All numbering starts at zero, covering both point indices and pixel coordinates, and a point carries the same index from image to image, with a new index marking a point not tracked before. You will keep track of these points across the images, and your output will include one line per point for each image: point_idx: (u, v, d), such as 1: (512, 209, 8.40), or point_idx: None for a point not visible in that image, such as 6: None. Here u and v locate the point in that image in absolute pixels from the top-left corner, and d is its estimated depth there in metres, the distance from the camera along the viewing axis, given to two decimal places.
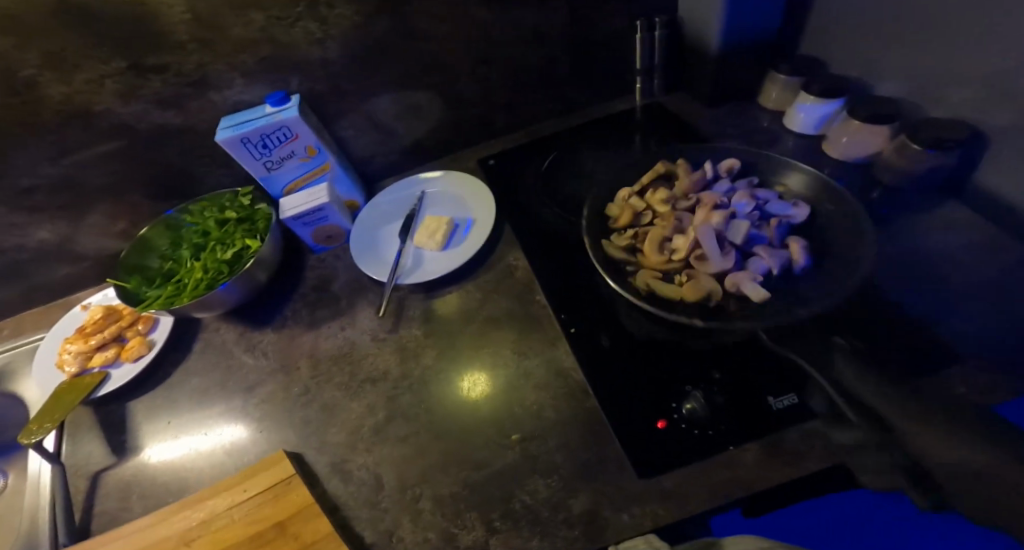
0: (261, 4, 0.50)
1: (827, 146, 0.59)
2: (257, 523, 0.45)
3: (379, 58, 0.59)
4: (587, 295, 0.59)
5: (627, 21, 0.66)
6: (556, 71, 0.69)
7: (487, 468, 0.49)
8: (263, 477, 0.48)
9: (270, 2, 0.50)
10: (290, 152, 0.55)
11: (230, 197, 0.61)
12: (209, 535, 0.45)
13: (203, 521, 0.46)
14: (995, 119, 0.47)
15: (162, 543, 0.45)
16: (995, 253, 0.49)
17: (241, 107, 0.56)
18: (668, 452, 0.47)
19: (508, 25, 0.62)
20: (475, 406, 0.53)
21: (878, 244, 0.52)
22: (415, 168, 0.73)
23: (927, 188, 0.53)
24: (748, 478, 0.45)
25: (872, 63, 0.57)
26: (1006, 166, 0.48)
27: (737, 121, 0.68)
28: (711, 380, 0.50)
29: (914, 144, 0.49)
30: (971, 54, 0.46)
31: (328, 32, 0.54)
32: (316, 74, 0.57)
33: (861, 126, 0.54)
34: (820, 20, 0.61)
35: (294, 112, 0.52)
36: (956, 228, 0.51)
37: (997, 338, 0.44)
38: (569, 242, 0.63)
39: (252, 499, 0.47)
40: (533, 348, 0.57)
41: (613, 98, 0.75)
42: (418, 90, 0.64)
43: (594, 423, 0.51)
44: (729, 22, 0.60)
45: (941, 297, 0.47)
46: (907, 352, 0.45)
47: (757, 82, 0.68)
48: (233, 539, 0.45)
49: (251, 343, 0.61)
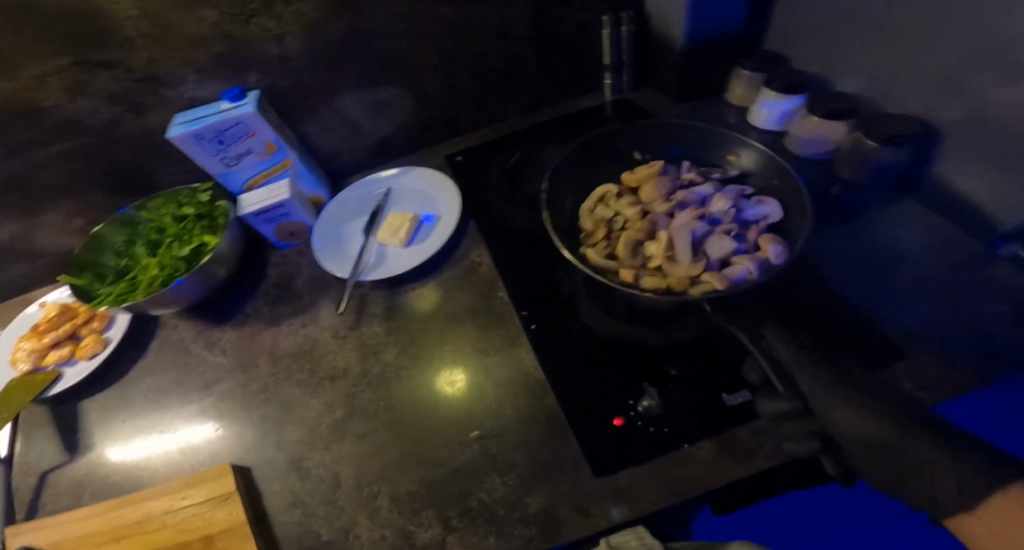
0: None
1: (788, 143, 0.59)
2: (187, 531, 0.44)
3: (337, 55, 0.58)
4: (547, 290, 0.59)
5: (592, 17, 0.66)
6: (522, 67, 0.68)
7: (444, 466, 0.49)
8: (203, 488, 0.47)
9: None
10: (247, 148, 0.54)
11: (189, 193, 0.60)
12: (139, 535, 0.45)
13: (140, 521, 0.46)
14: (948, 115, 0.46)
15: (97, 536, 0.45)
16: (950, 249, 0.49)
17: (198, 103, 0.56)
18: (625, 450, 0.47)
19: (470, 21, 0.61)
20: (433, 404, 0.53)
21: (833, 239, 0.52)
22: (379, 166, 0.73)
23: (882, 185, 0.53)
24: (702, 477, 0.44)
25: (834, 59, 0.57)
26: (956, 164, 0.48)
27: (704, 117, 0.67)
28: (667, 378, 0.50)
29: (868, 140, 0.49)
30: (927, 50, 0.46)
31: (285, 28, 0.54)
32: (273, 70, 0.57)
33: (818, 123, 0.53)
34: (784, 16, 0.61)
35: (249, 107, 0.51)
36: (912, 224, 0.51)
37: (949, 334, 0.43)
38: (532, 239, 0.63)
39: (189, 509, 0.45)
40: (492, 345, 0.57)
41: (581, 94, 0.75)
42: (380, 86, 0.63)
43: (552, 421, 0.50)
44: (693, 19, 0.59)
45: (895, 293, 0.47)
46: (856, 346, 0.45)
47: (723, 78, 0.68)
48: (161, 543, 0.44)
49: (210, 341, 0.60)
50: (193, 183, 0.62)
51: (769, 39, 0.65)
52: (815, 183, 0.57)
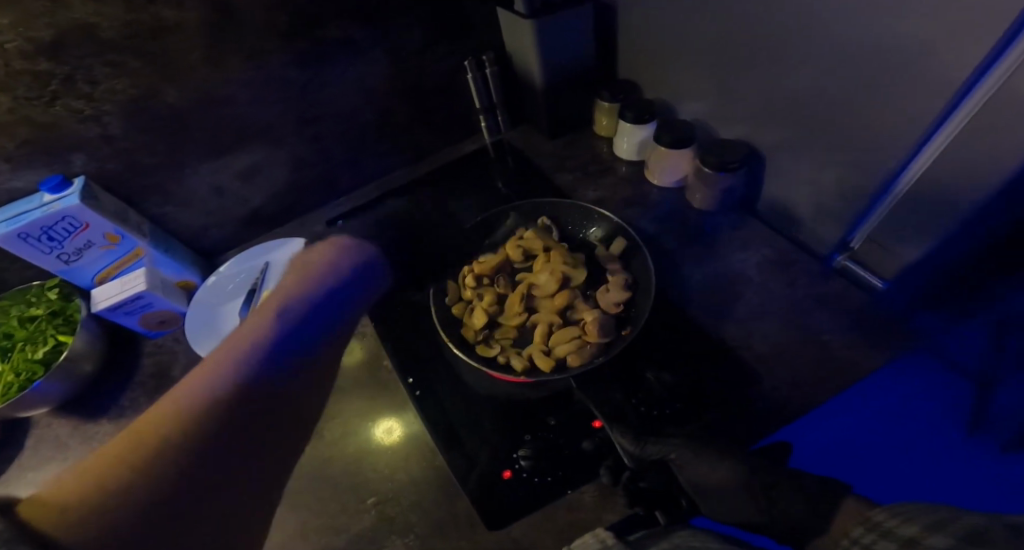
0: (1, 86, 0.46)
1: (648, 174, 0.67)
2: None
3: (181, 128, 0.57)
4: (429, 353, 0.58)
5: (455, 61, 0.68)
6: (394, 119, 0.70)
7: (345, 534, 0.47)
8: None
9: (10, 83, 0.46)
10: (85, 242, 0.54)
11: (37, 290, 0.59)
12: None
13: None
14: (765, 136, 0.55)
15: None
16: (790, 268, 0.56)
17: (17, 195, 0.53)
18: (511, 505, 0.45)
19: (319, 79, 0.61)
20: (336, 468, 0.52)
21: (695, 266, 0.59)
22: (256, 238, 0.73)
23: (726, 207, 0.61)
24: (586, 522, 0.44)
25: (675, 88, 0.63)
26: (780, 177, 0.57)
27: (575, 150, 0.73)
28: (546, 428, 0.50)
29: (708, 167, 0.56)
30: (762, 67, 0.50)
31: (100, 108, 0.51)
32: (103, 151, 0.54)
33: (668, 152, 0.60)
34: (624, 44, 0.67)
35: (74, 199, 0.51)
36: (759, 245, 0.59)
37: (788, 344, 0.51)
38: (413, 298, 0.63)
39: None
40: (378, 415, 0.55)
41: (462, 138, 0.78)
42: (239, 154, 0.63)
43: (443, 481, 0.49)
44: (546, 59, 0.64)
45: (739, 319, 0.53)
46: (706, 353, 0.51)
47: (588, 109, 0.73)
48: None
49: (86, 437, 0.57)
50: (38, 282, 0.61)
51: (622, 69, 0.71)
52: (677, 209, 0.64)
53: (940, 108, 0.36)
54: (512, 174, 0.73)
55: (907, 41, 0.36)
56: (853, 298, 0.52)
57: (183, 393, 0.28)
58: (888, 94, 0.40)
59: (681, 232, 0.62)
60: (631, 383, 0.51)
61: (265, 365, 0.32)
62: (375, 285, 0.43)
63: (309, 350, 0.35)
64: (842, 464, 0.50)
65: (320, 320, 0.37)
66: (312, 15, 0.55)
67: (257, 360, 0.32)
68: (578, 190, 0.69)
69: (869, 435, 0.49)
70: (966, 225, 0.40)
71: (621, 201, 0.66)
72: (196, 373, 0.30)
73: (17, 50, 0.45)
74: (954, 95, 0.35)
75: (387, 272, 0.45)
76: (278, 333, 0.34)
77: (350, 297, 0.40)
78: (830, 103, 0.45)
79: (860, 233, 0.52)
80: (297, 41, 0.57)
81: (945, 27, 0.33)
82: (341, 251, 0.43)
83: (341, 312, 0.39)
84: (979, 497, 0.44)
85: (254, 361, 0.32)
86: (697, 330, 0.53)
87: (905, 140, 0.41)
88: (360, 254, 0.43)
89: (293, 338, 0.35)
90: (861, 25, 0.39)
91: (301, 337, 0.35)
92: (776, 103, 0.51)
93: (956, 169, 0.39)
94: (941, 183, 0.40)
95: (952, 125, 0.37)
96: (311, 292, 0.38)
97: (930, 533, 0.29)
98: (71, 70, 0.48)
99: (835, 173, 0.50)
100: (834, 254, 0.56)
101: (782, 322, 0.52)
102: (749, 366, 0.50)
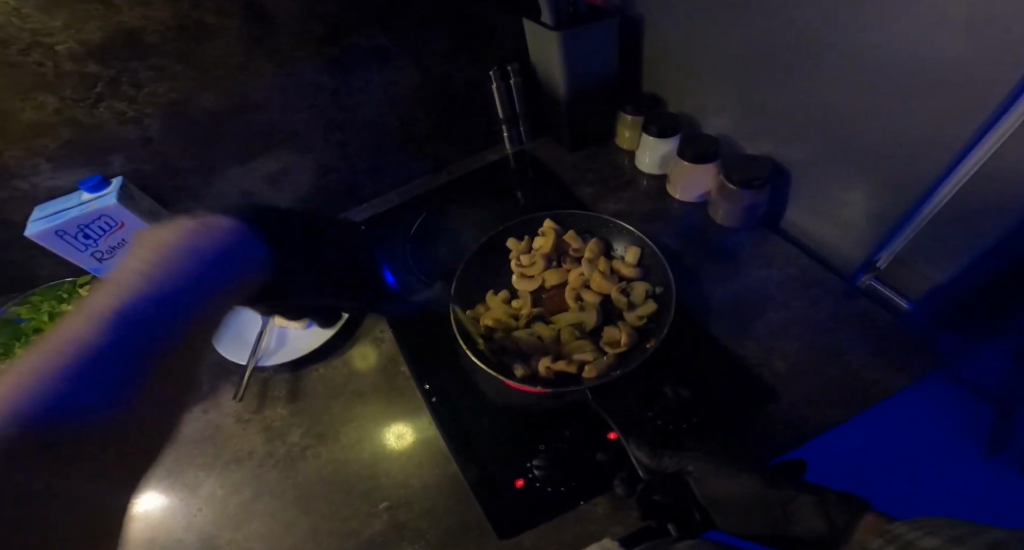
0: (50, 87, 0.48)
1: (669, 189, 0.67)
2: None
3: (215, 133, 0.59)
4: (448, 360, 0.59)
5: (480, 74, 0.70)
6: (419, 129, 0.72)
7: (357, 538, 0.47)
8: None
9: (59, 84, 0.49)
10: (119, 240, 0.56)
11: (69, 287, 0.61)
12: None
13: None
14: (790, 152, 0.56)
15: None
16: (809, 286, 0.56)
17: (57, 193, 0.55)
18: (521, 514, 0.45)
19: (350, 89, 0.63)
20: (354, 469, 0.52)
21: (714, 281, 0.59)
22: None
23: (749, 223, 0.62)
24: (598, 534, 0.44)
25: (700, 102, 0.64)
26: (804, 194, 0.57)
27: (595, 164, 0.74)
28: (560, 437, 0.50)
29: (731, 182, 0.56)
30: (785, 82, 0.51)
31: (141, 111, 0.53)
32: (141, 153, 0.56)
33: (690, 166, 0.61)
34: (650, 59, 0.69)
35: (111, 198, 0.53)
36: (778, 262, 0.59)
37: (809, 361, 0.50)
38: (433, 305, 0.64)
39: None
40: (395, 419, 0.56)
41: (484, 149, 0.80)
42: (269, 160, 0.65)
43: (456, 488, 0.49)
44: (570, 72, 0.65)
45: (758, 335, 0.53)
46: (726, 364, 0.51)
47: (609, 125, 0.74)
48: None
49: None
50: (71, 279, 0.63)
51: (646, 83, 0.72)
52: (696, 224, 0.65)
53: (977, 126, 0.36)
54: (532, 186, 0.74)
55: (935, 61, 0.37)
56: (875, 317, 0.52)
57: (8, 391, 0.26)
58: (919, 114, 0.40)
59: (701, 247, 0.62)
60: (648, 395, 0.51)
61: (65, 384, 0.27)
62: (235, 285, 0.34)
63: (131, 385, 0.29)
64: (864, 470, 0.46)
65: (160, 325, 0.31)
66: (345, 25, 0.57)
67: (68, 365, 0.28)
68: (597, 203, 0.70)
69: (882, 446, 0.46)
70: (996, 248, 0.40)
71: (640, 216, 0.67)
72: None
73: (69, 51, 0.47)
74: (986, 119, 0.35)
75: (244, 246, 0.35)
76: (96, 335, 0.29)
77: (203, 299, 0.32)
78: (861, 120, 0.46)
79: (888, 253, 0.51)
80: (331, 50, 0.59)
81: (981, 46, 0.33)
82: (201, 231, 0.34)
83: (196, 320, 0.32)
84: (993, 496, 0.43)
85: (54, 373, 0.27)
86: (715, 343, 0.53)
87: (934, 161, 0.41)
88: (216, 232, 0.34)
89: (102, 353, 0.29)
90: (891, 46, 0.39)
91: (117, 365, 0.29)
92: (803, 120, 0.51)
93: (989, 189, 0.38)
94: (968, 207, 0.41)
95: (983, 147, 0.37)
96: (113, 297, 0.30)
97: (953, 546, 0.29)
98: (116, 73, 0.50)
99: (861, 192, 0.50)
100: (860, 273, 0.55)
101: (802, 339, 0.52)
102: (769, 381, 0.50)
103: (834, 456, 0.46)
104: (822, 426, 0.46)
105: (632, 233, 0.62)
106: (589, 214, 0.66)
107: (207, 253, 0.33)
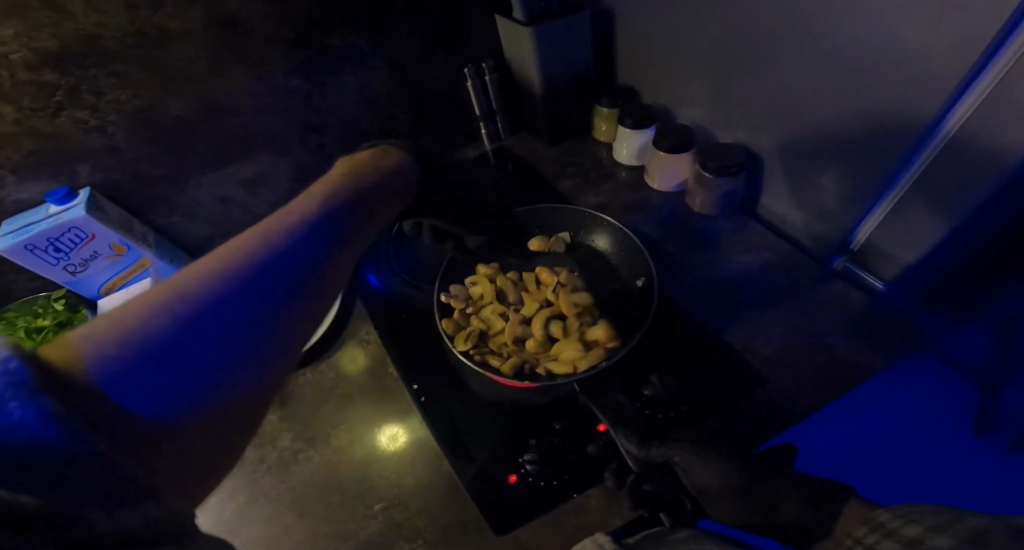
0: (6, 97, 0.46)
1: (648, 179, 0.67)
2: None
3: (185, 139, 0.57)
4: (437, 360, 0.58)
5: (455, 69, 0.68)
6: (396, 127, 0.70)
7: (353, 539, 0.47)
8: None
9: (17, 94, 0.47)
10: (92, 252, 0.55)
11: (45, 301, 0.59)
12: None
13: None
14: (764, 141, 0.55)
15: None
16: (790, 271, 0.57)
17: (24, 206, 0.53)
18: (517, 510, 0.45)
19: (323, 91, 0.61)
20: (350, 467, 0.53)
21: (697, 270, 0.59)
22: None
23: (729, 210, 0.62)
24: (592, 525, 0.44)
25: (674, 94, 0.64)
26: (777, 182, 0.57)
27: (575, 156, 0.73)
28: (551, 432, 0.50)
29: (707, 171, 0.56)
30: (754, 71, 0.51)
31: (104, 119, 0.52)
32: (109, 161, 0.55)
33: (667, 157, 0.60)
34: (622, 49, 0.68)
35: (80, 210, 0.51)
36: (760, 248, 0.59)
37: (791, 345, 0.51)
38: (419, 307, 0.64)
39: None
40: (385, 422, 0.56)
41: (462, 146, 0.79)
42: (244, 165, 0.63)
43: (451, 486, 0.49)
44: (546, 66, 0.64)
45: (741, 323, 0.54)
46: (697, 358, 0.52)
47: (587, 116, 0.74)
48: None
49: None
50: (45, 293, 0.61)
51: (621, 75, 0.71)
52: (677, 213, 0.65)
53: (939, 106, 0.37)
54: (513, 180, 0.73)
55: (894, 45, 0.37)
56: (855, 302, 0.52)
57: (108, 319, 0.24)
58: (887, 94, 0.40)
59: (684, 236, 0.62)
60: (633, 387, 0.51)
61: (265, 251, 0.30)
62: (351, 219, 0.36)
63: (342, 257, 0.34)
64: (845, 465, 0.48)
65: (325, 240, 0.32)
66: (313, 27, 0.56)
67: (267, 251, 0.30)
68: (578, 196, 0.69)
69: (872, 438, 0.48)
70: (964, 227, 0.41)
71: (623, 208, 0.66)
72: (148, 295, 0.25)
73: (23, 60, 0.45)
74: (945, 101, 0.36)
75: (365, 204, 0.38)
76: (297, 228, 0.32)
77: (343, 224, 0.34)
78: (828, 105, 0.46)
79: (861, 234, 0.52)
80: (299, 51, 0.57)
81: (938, 30, 0.34)
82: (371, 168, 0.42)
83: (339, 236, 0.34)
84: (992, 496, 0.44)
85: (293, 233, 0.31)
86: (696, 334, 0.54)
87: (898, 145, 0.42)
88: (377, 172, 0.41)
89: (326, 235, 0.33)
90: (848, 29, 0.40)
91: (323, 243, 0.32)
92: (774, 105, 0.51)
93: (949, 172, 0.39)
94: (934, 189, 0.41)
95: (944, 128, 0.37)
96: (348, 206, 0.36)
97: (934, 533, 0.30)
98: (76, 80, 0.48)
99: (832, 177, 0.50)
100: (834, 256, 0.55)
101: (785, 327, 0.52)
102: (753, 368, 0.50)
103: (819, 454, 0.48)
104: (806, 413, 0.47)
105: (611, 227, 0.62)
106: (568, 208, 0.66)
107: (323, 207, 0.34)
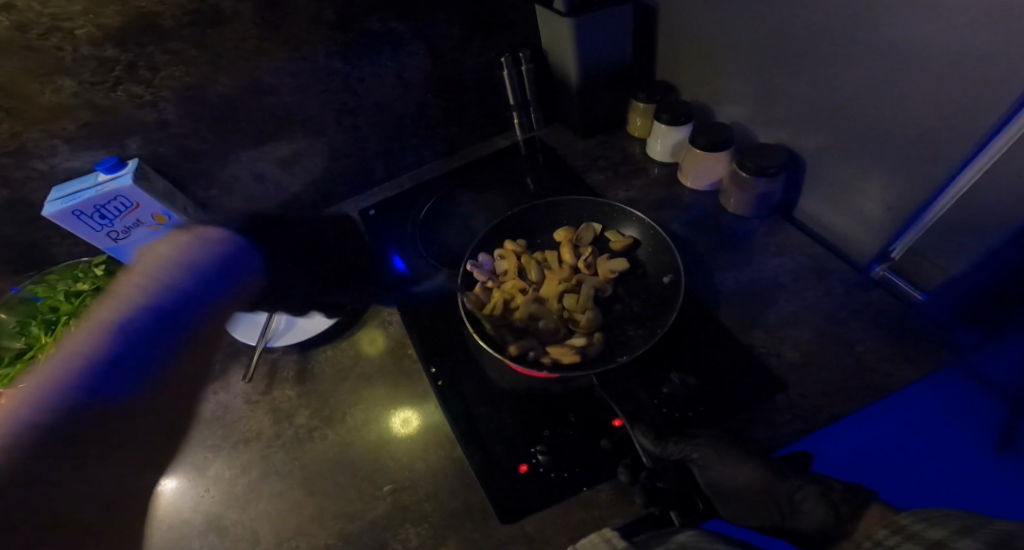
0: (68, 71, 0.49)
1: (682, 177, 0.67)
2: None
3: (230, 116, 0.60)
4: (457, 345, 0.59)
5: (491, 58, 0.69)
6: (430, 113, 0.72)
7: (361, 519, 0.48)
8: None
9: (78, 67, 0.49)
10: (134, 221, 0.57)
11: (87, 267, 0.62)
12: None
13: None
14: (807, 141, 0.54)
15: None
16: (823, 275, 0.55)
17: (74, 174, 0.56)
18: (526, 500, 0.45)
19: (364, 73, 0.63)
20: (365, 442, 0.54)
21: (726, 270, 0.58)
22: None
23: (763, 212, 0.61)
24: (601, 521, 0.44)
25: (715, 90, 0.63)
26: (817, 184, 0.56)
27: (606, 150, 0.74)
28: (565, 425, 0.50)
29: (745, 171, 0.56)
30: (801, 71, 0.50)
31: (157, 94, 0.54)
32: (157, 135, 0.57)
33: (703, 154, 0.60)
34: (665, 43, 0.68)
35: (127, 179, 0.54)
36: (791, 250, 0.58)
37: (819, 347, 0.50)
38: (441, 290, 0.65)
39: None
40: (402, 402, 0.56)
41: (493, 135, 0.80)
42: (283, 143, 0.65)
43: (461, 471, 0.49)
44: (583, 59, 0.65)
45: (768, 323, 0.53)
46: (735, 355, 0.51)
47: (620, 110, 0.74)
48: None
49: None
50: (86, 259, 0.64)
51: (660, 70, 0.71)
52: (708, 211, 0.64)
53: (994, 120, 0.36)
54: (543, 172, 0.74)
55: (948, 54, 0.36)
56: (891, 307, 0.51)
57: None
58: (934, 107, 0.40)
59: (713, 235, 0.62)
60: (652, 384, 0.50)
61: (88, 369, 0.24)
62: (245, 290, 0.33)
63: (182, 358, 0.28)
64: (865, 472, 0.46)
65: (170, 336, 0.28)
66: (359, 10, 0.58)
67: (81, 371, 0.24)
68: (607, 190, 0.69)
69: (892, 446, 0.47)
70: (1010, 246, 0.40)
71: (652, 204, 0.66)
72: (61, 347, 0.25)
73: (86, 35, 0.48)
74: (1001, 116, 0.35)
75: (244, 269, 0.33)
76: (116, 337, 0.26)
77: (223, 298, 0.31)
78: (874, 111, 0.45)
79: (902, 244, 0.51)
80: (343, 34, 0.59)
81: (997, 42, 0.33)
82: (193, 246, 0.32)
83: (223, 312, 0.31)
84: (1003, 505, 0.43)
85: (134, 318, 0.27)
86: (723, 332, 0.53)
87: (946, 157, 0.41)
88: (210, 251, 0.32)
89: (148, 341, 0.27)
90: (900, 36, 0.39)
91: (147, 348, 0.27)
92: (819, 110, 0.51)
93: (997, 189, 0.38)
94: (982, 205, 0.40)
95: (999, 143, 0.37)
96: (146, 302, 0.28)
97: (959, 536, 0.29)
98: (133, 56, 0.50)
99: (876, 184, 0.49)
100: (873, 264, 0.55)
101: (814, 329, 0.51)
102: (777, 368, 0.49)
103: (835, 455, 0.46)
104: (831, 420, 0.45)
105: (641, 224, 0.62)
106: (597, 202, 0.65)
107: (208, 269, 0.31)
